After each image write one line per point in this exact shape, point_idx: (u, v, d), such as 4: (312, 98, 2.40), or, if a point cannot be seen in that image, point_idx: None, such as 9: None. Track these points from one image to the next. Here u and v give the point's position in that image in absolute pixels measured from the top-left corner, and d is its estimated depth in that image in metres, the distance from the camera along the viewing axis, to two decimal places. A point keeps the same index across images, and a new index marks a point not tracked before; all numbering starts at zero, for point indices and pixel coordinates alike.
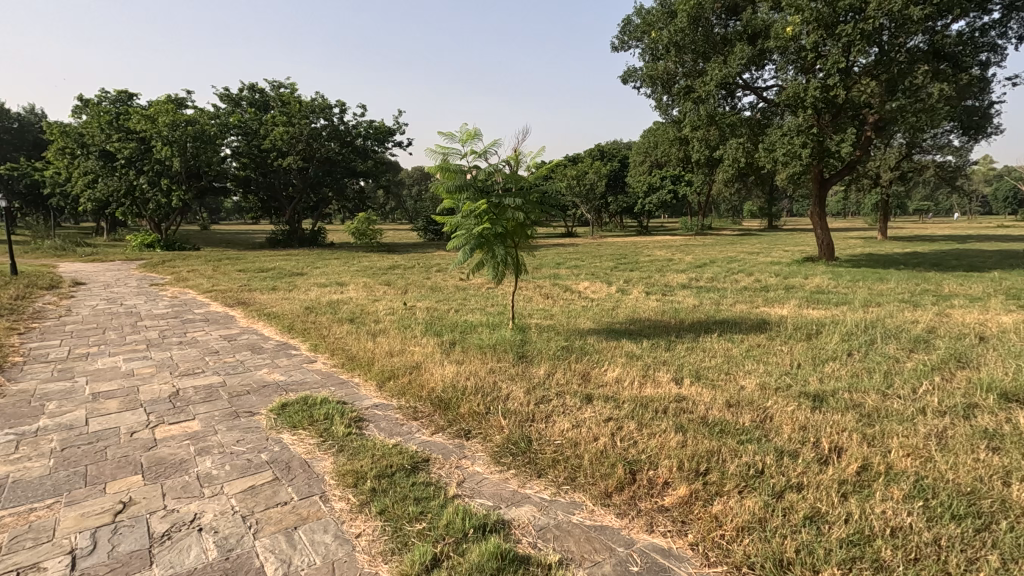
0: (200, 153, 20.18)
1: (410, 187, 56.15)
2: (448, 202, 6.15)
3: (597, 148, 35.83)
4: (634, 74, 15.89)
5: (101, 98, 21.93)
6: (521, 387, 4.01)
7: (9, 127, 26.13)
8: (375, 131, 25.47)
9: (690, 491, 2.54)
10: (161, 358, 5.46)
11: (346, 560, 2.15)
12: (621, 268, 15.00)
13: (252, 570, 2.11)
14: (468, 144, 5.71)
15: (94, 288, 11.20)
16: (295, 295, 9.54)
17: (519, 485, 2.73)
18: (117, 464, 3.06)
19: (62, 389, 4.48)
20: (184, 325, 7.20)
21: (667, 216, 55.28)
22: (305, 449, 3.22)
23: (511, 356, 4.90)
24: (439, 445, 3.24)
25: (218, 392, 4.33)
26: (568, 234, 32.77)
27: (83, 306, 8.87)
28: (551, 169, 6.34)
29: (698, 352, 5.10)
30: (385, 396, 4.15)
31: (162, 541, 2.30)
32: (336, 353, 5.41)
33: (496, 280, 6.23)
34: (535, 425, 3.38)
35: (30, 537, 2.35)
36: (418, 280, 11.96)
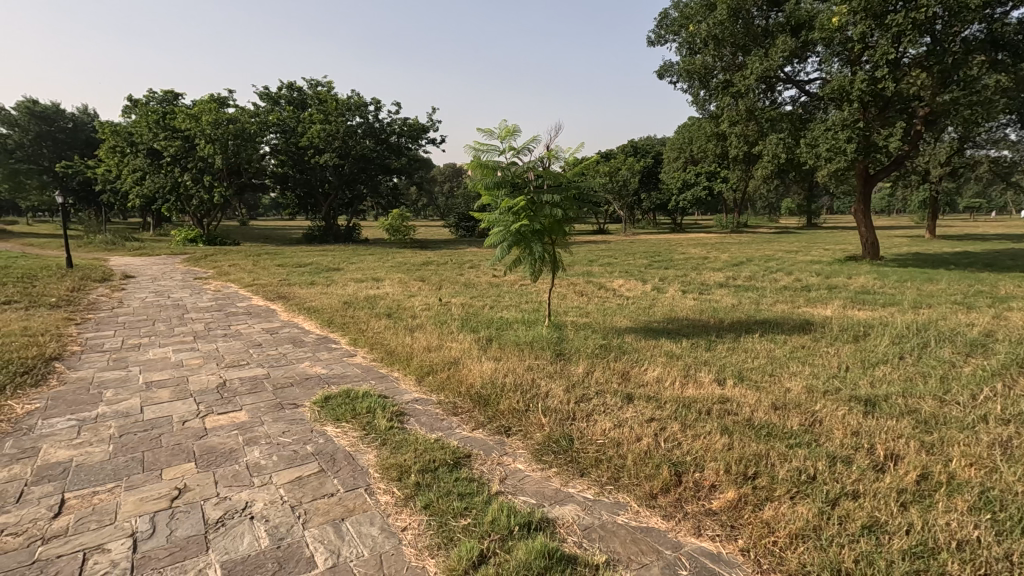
0: (240, 150, 20.75)
1: (442, 184, 56.77)
2: (486, 199, 6.16)
3: (631, 145, 35.48)
4: (671, 69, 15.65)
5: (149, 99, 22.78)
6: (559, 386, 3.99)
7: (64, 128, 27.38)
8: (408, 128, 25.72)
9: (739, 495, 2.48)
10: (208, 350, 5.64)
11: (393, 553, 2.18)
12: (655, 265, 14.81)
13: (303, 559, 2.15)
14: (507, 140, 5.70)
15: (144, 280, 11.66)
16: (333, 290, 9.73)
17: (561, 484, 2.71)
18: (170, 451, 3.17)
19: (117, 378, 4.68)
20: (228, 318, 7.44)
21: (701, 214, 54.41)
22: (349, 442, 3.27)
23: (549, 354, 4.87)
24: (480, 441, 3.25)
25: (264, 384, 4.45)
26: (600, 231, 32.52)
27: (134, 298, 9.25)
28: (588, 165, 6.28)
29: (741, 353, 4.98)
30: (425, 391, 4.19)
31: (217, 527, 2.37)
32: (375, 347, 5.49)
33: (533, 277, 6.22)
34: (577, 424, 3.35)
35: (94, 519, 2.45)
36: (452, 277, 12.04)
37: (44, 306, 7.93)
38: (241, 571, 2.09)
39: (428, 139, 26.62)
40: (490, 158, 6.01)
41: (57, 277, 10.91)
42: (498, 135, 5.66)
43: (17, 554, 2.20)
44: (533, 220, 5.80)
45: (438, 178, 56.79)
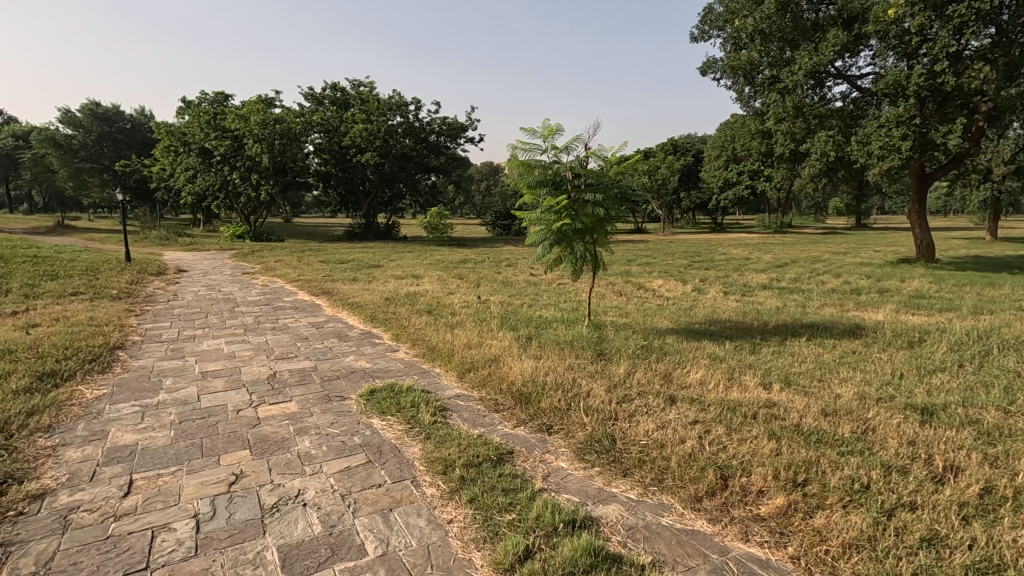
0: (286, 150, 21.40)
1: (480, 182, 57.24)
2: (529, 198, 6.18)
3: (671, 142, 34.78)
4: (714, 65, 15.34)
5: (201, 100, 23.74)
6: (601, 386, 3.97)
7: (123, 128, 28.84)
8: (448, 127, 25.94)
9: (789, 502, 2.43)
10: (258, 343, 5.86)
11: (440, 544, 2.23)
12: (694, 265, 14.53)
13: (354, 547, 2.22)
14: (550, 140, 5.70)
15: (195, 275, 12.19)
16: (374, 286, 9.94)
17: (604, 483, 2.72)
18: (227, 439, 3.32)
19: (175, 367, 4.93)
20: (276, 312, 7.70)
21: (744, 213, 53.06)
22: (395, 435, 3.36)
23: (590, 354, 4.87)
24: (522, 438, 3.29)
25: (312, 376, 4.60)
26: (638, 230, 32.12)
27: (187, 291, 9.69)
28: (630, 164, 6.23)
29: (787, 357, 4.86)
30: (467, 388, 4.25)
31: (272, 512, 2.48)
32: (417, 343, 5.59)
33: (574, 276, 6.21)
34: (619, 424, 3.34)
35: (161, 499, 2.60)
36: (490, 275, 12.13)
37: (107, 297, 8.40)
38: (297, 555, 2.17)
39: (466, 137, 26.83)
40: (531, 157, 6.02)
41: (118, 270, 11.52)
42: (540, 135, 5.68)
43: (93, 528, 2.36)
44: (575, 219, 5.80)
45: (475, 177, 57.32)
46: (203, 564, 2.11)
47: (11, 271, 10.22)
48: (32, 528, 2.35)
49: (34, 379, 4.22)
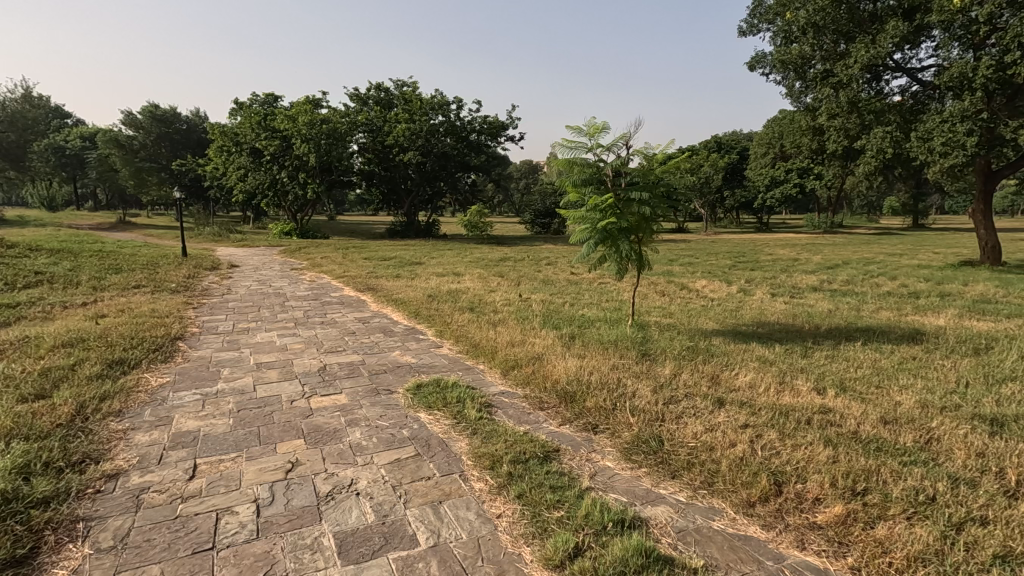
0: (332, 149, 21.94)
1: (519, 180, 57.35)
2: (573, 197, 6.15)
3: (715, 140, 33.89)
4: (763, 60, 14.91)
5: (252, 101, 24.60)
6: (646, 386, 3.93)
7: (180, 129, 30.07)
8: (488, 125, 26.06)
9: (848, 511, 2.35)
10: (308, 336, 6.05)
11: (489, 538, 2.26)
12: (739, 266, 14.18)
13: (406, 537, 2.28)
14: (596, 138, 5.67)
15: (246, 270, 12.66)
16: (416, 283, 10.11)
17: (652, 485, 2.69)
18: (282, 428, 3.46)
19: (232, 358, 5.15)
20: (324, 307, 7.94)
21: (790, 212, 51.32)
22: (441, 429, 3.41)
23: (634, 354, 4.82)
24: (568, 436, 3.29)
25: (360, 369, 4.73)
26: (680, 229, 31.51)
27: (240, 285, 10.09)
28: (677, 162, 6.12)
29: (842, 361, 4.69)
30: (511, 385, 4.29)
31: (327, 501, 2.56)
32: (461, 339, 5.66)
33: (618, 275, 6.15)
34: (666, 426, 3.29)
35: (223, 484, 2.73)
36: (530, 273, 12.14)
37: (167, 290, 8.85)
38: (351, 543, 2.24)
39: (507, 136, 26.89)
40: (575, 155, 6.01)
41: (175, 265, 12.07)
42: (586, 133, 5.66)
43: (163, 508, 2.49)
44: (621, 218, 5.76)
45: (515, 175, 57.49)
46: (264, 547, 2.21)
47: (80, 264, 10.89)
48: (108, 505, 2.51)
49: (105, 367, 4.49)
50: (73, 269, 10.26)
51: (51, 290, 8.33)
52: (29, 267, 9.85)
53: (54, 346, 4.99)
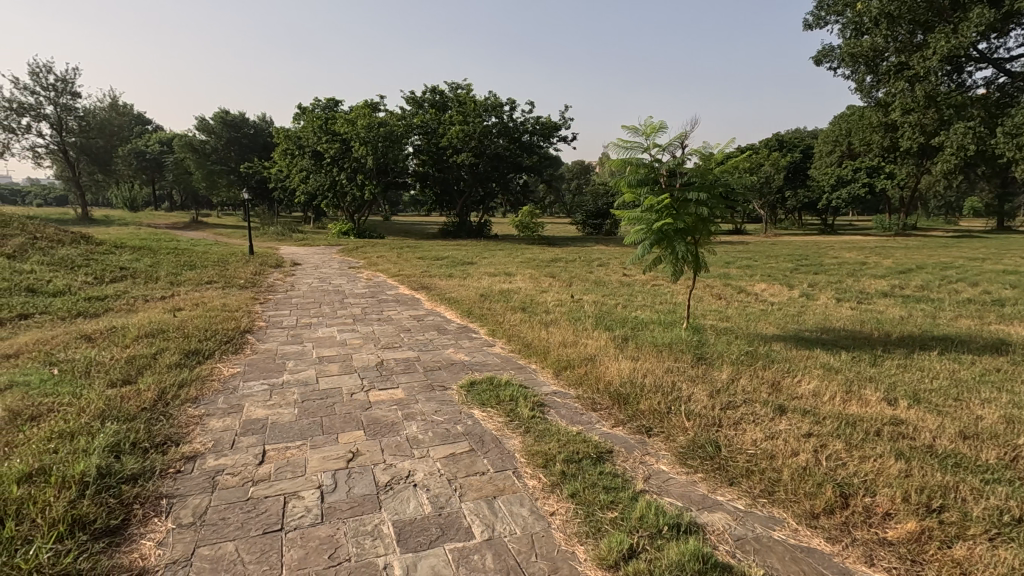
0: (388, 151, 22.55)
1: (570, 181, 57.05)
2: (629, 197, 6.10)
3: (777, 137, 32.47)
4: (831, 54, 14.27)
5: (315, 106, 25.62)
6: (702, 390, 3.85)
7: (248, 134, 31.69)
8: (541, 126, 26.03)
9: (922, 528, 2.23)
10: (366, 332, 6.27)
11: (543, 535, 2.29)
12: (801, 269, 13.59)
13: (462, 529, 2.33)
14: (652, 137, 5.59)
15: (307, 268, 13.19)
16: (469, 283, 10.27)
17: (709, 490, 2.64)
18: (343, 419, 3.60)
19: (296, 351, 5.40)
20: (380, 304, 8.19)
21: (858, 214, 48.63)
22: (495, 426, 3.47)
23: (689, 357, 4.71)
24: (621, 438, 3.27)
25: (415, 365, 4.87)
26: (737, 230, 30.43)
27: (302, 283, 10.54)
28: (737, 161, 5.94)
29: (916, 371, 4.42)
30: (563, 385, 4.29)
31: (387, 490, 2.66)
32: (513, 339, 5.71)
33: (673, 277, 6.03)
34: (723, 432, 3.22)
35: (290, 469, 2.87)
36: (581, 274, 12.07)
37: (235, 286, 9.35)
38: (410, 532, 2.32)
39: (559, 137, 26.80)
40: (632, 156, 5.95)
41: (243, 262, 12.75)
42: (643, 133, 5.58)
43: (236, 490, 2.66)
44: (678, 218, 5.67)
45: (566, 176, 57.29)
46: (329, 531, 2.32)
47: (159, 261, 11.68)
48: (188, 485, 2.70)
49: (183, 357, 4.81)
50: (153, 265, 11.00)
51: (135, 284, 8.98)
52: (115, 263, 10.66)
53: (138, 337, 5.40)
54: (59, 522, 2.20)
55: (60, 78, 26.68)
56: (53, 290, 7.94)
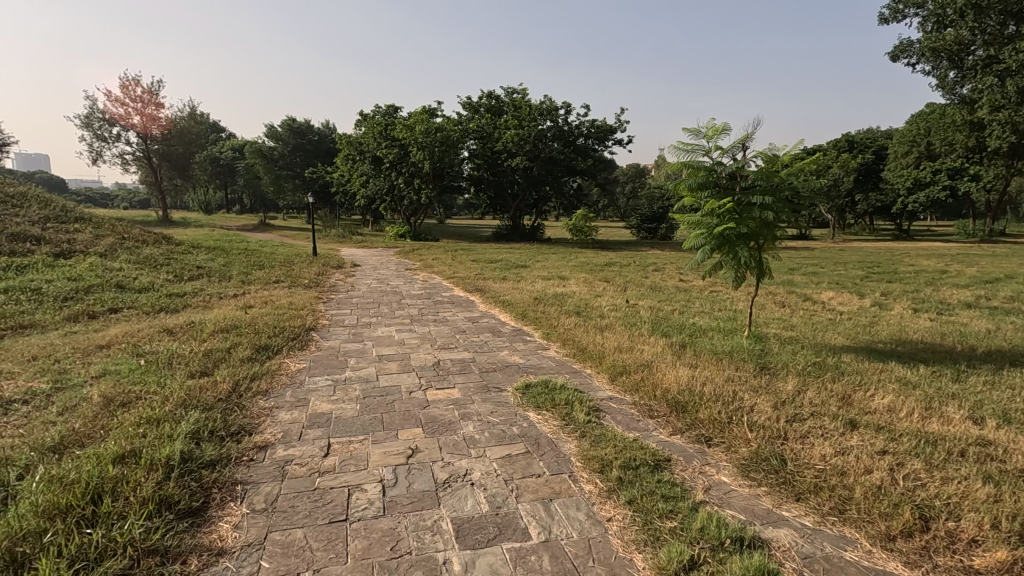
0: (445, 155, 23.02)
1: (625, 184, 56.19)
2: (689, 201, 5.98)
3: (846, 137, 30.84)
4: (909, 49, 13.44)
5: (376, 112, 26.49)
6: (766, 401, 3.71)
7: (313, 140, 33.10)
8: (596, 129, 25.81)
9: (1014, 558, 2.07)
10: (423, 332, 6.43)
11: (600, 540, 2.27)
12: (873, 277, 12.83)
13: (519, 530, 2.36)
14: (714, 140, 5.46)
15: (367, 269, 13.64)
16: (522, 286, 10.32)
17: (774, 505, 2.55)
18: (403, 416, 3.71)
19: (358, 349, 5.60)
20: (436, 306, 8.36)
21: (937, 218, 45.37)
22: (551, 429, 3.48)
23: (751, 366, 4.55)
24: (679, 446, 3.21)
25: (471, 366, 4.95)
26: (802, 236, 29.06)
27: (362, 283, 10.90)
28: (806, 163, 5.70)
29: (1006, 390, 4.08)
30: (619, 391, 4.25)
31: (445, 487, 2.72)
32: (568, 343, 5.70)
33: (734, 284, 5.84)
34: (789, 445, 3.09)
35: (353, 463, 2.99)
36: (636, 279, 11.88)
37: (301, 286, 9.79)
38: (468, 529, 2.36)
39: (614, 139, 26.49)
40: (693, 158, 5.84)
41: (307, 263, 13.34)
42: (704, 135, 5.47)
43: (304, 480, 2.79)
44: (740, 223, 5.51)
45: (620, 180, 56.49)
46: (391, 523, 2.39)
47: (231, 261, 12.39)
48: (260, 472, 2.86)
49: (254, 351, 5.08)
50: (226, 265, 11.66)
51: (210, 282, 9.56)
52: (192, 262, 11.38)
53: (214, 331, 5.76)
54: (149, 500, 2.38)
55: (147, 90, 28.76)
56: (139, 286, 8.57)
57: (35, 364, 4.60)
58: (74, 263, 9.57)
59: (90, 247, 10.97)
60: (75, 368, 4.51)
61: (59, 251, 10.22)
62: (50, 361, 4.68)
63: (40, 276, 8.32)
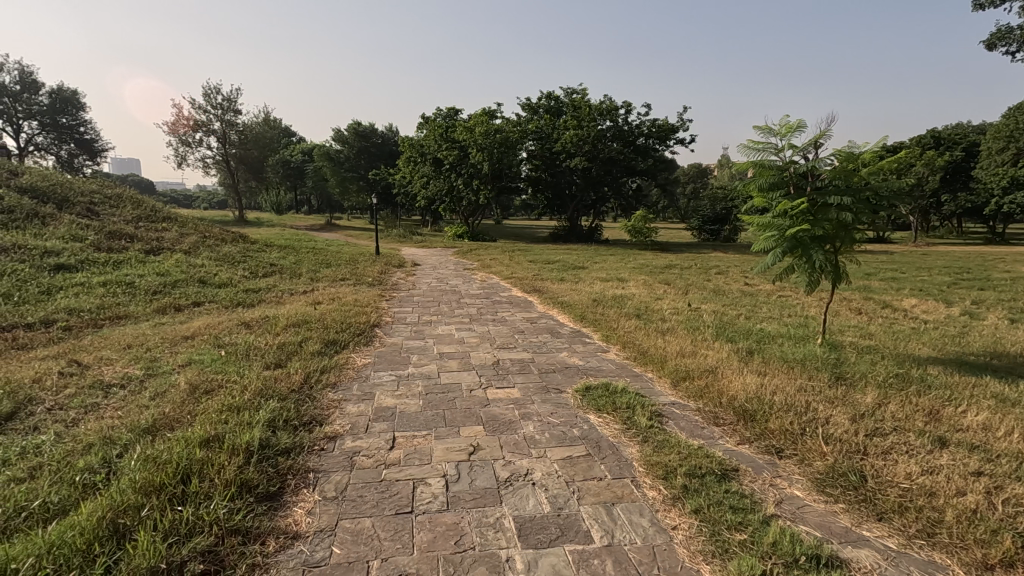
0: (504, 157, 23.18)
1: (686, 184, 54.67)
2: (759, 202, 5.75)
3: (932, 133, 28.68)
4: (1007, 36, 12.32)
5: (437, 115, 27.03)
6: (843, 413, 3.50)
7: (376, 143, 34.20)
8: (657, 128, 25.26)
9: None
10: (482, 332, 6.50)
11: (665, 548, 2.23)
12: (962, 284, 11.86)
13: (581, 532, 2.34)
14: (787, 138, 5.22)
15: (427, 268, 13.94)
16: (580, 287, 10.25)
17: (853, 523, 2.40)
18: (464, 413, 3.77)
19: (419, 346, 5.75)
20: (495, 306, 8.43)
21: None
22: (612, 432, 3.44)
23: (826, 376, 4.32)
24: (748, 457, 3.09)
25: (530, 367, 4.96)
26: (880, 239, 27.24)
27: (422, 282, 11.15)
28: (889, 160, 5.33)
29: None
30: (682, 396, 4.14)
31: (506, 485, 2.74)
32: (628, 346, 5.61)
33: (807, 289, 5.55)
34: (870, 461, 2.90)
35: (417, 457, 3.06)
36: (698, 282, 11.53)
37: (365, 284, 10.13)
38: (530, 528, 2.37)
39: (676, 138, 25.82)
40: (764, 158, 5.61)
41: (371, 262, 13.77)
42: (776, 133, 5.24)
43: (371, 471, 2.89)
44: (816, 225, 5.24)
45: (682, 180, 54.98)
46: (454, 518, 2.44)
47: (300, 259, 13.00)
48: (331, 461, 2.98)
49: (323, 345, 5.32)
50: (296, 263, 12.24)
51: (281, 279, 10.07)
52: (265, 260, 12.02)
53: (287, 325, 6.07)
54: (231, 483, 2.54)
55: (226, 98, 30.62)
56: (218, 282, 9.15)
57: (130, 351, 5.00)
58: (163, 260, 10.33)
59: (175, 245, 11.80)
60: (165, 357, 4.87)
61: (149, 248, 11.05)
62: (143, 349, 5.08)
63: (134, 271, 9.04)
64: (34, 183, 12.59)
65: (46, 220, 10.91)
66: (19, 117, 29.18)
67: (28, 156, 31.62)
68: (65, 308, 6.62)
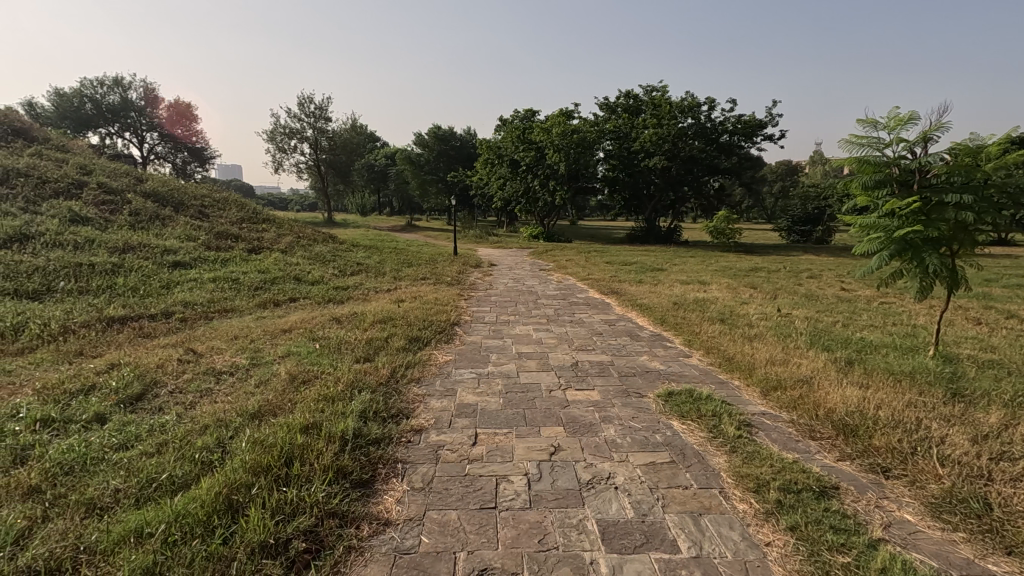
0: (581, 157, 22.98)
1: (774, 182, 51.68)
2: (862, 201, 5.33)
3: None
4: None
5: (515, 117, 27.30)
6: (962, 433, 3.17)
7: (455, 146, 34.99)
8: (743, 124, 24.08)
9: None
10: (560, 333, 6.49)
11: (758, 564, 2.13)
12: None
13: (667, 541, 2.29)
14: (896, 131, 4.81)
15: (503, 269, 14.12)
16: (660, 289, 9.96)
17: (976, 556, 2.18)
18: (544, 413, 3.80)
19: (498, 345, 5.84)
20: (572, 307, 8.39)
21: None
22: (698, 441, 3.32)
23: (940, 392, 3.93)
24: (850, 475, 2.87)
25: (609, 369, 4.90)
26: (1003, 241, 24.35)
27: (499, 282, 11.32)
28: (1018, 154, 4.76)
29: None
30: (773, 407, 3.92)
31: (588, 488, 2.72)
32: (712, 351, 5.39)
33: (918, 295, 5.07)
34: (996, 488, 2.61)
35: (499, 454, 3.12)
36: (788, 286, 10.85)
37: (444, 283, 10.44)
38: (613, 532, 2.34)
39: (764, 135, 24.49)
40: (868, 153, 5.20)
41: (450, 262, 14.15)
42: (884, 126, 4.84)
43: (455, 465, 2.97)
44: (929, 225, 4.75)
45: (770, 179, 52.03)
46: (537, 517, 2.45)
47: (384, 258, 13.60)
48: (417, 454, 3.10)
49: (407, 341, 5.54)
50: (381, 262, 12.82)
51: (367, 278, 10.58)
52: (353, 259, 12.67)
53: (373, 322, 6.37)
54: (328, 468, 2.70)
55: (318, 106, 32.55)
56: (312, 279, 9.76)
57: (237, 342, 5.45)
58: (263, 258, 11.18)
59: (274, 244, 12.73)
60: (267, 347, 5.28)
61: (251, 247, 11.99)
62: (247, 340, 5.53)
63: (239, 268, 9.85)
64: (156, 189, 14.01)
65: (166, 221, 12.11)
66: (143, 129, 32.57)
67: (150, 164, 35.25)
68: (181, 301, 7.31)
